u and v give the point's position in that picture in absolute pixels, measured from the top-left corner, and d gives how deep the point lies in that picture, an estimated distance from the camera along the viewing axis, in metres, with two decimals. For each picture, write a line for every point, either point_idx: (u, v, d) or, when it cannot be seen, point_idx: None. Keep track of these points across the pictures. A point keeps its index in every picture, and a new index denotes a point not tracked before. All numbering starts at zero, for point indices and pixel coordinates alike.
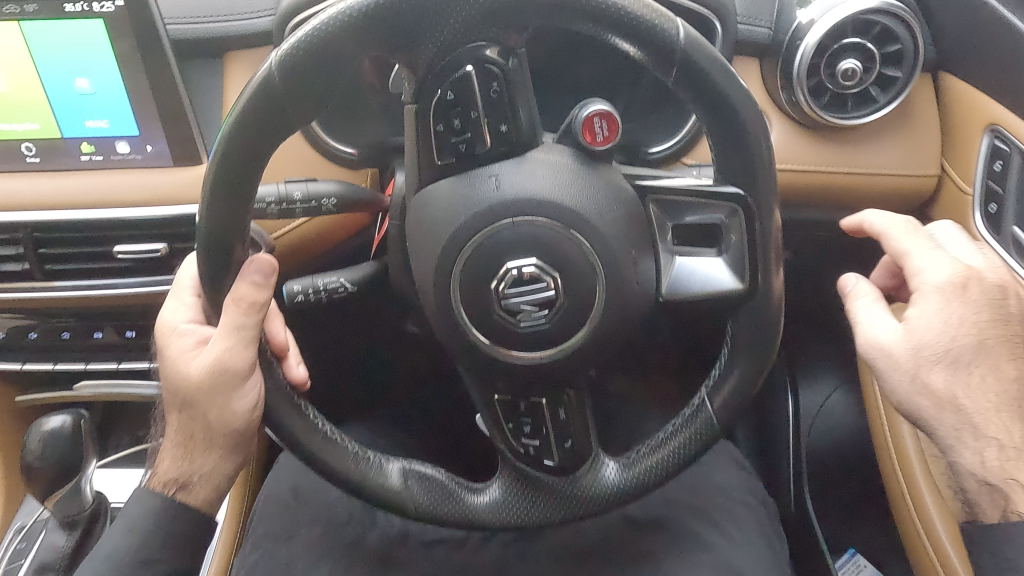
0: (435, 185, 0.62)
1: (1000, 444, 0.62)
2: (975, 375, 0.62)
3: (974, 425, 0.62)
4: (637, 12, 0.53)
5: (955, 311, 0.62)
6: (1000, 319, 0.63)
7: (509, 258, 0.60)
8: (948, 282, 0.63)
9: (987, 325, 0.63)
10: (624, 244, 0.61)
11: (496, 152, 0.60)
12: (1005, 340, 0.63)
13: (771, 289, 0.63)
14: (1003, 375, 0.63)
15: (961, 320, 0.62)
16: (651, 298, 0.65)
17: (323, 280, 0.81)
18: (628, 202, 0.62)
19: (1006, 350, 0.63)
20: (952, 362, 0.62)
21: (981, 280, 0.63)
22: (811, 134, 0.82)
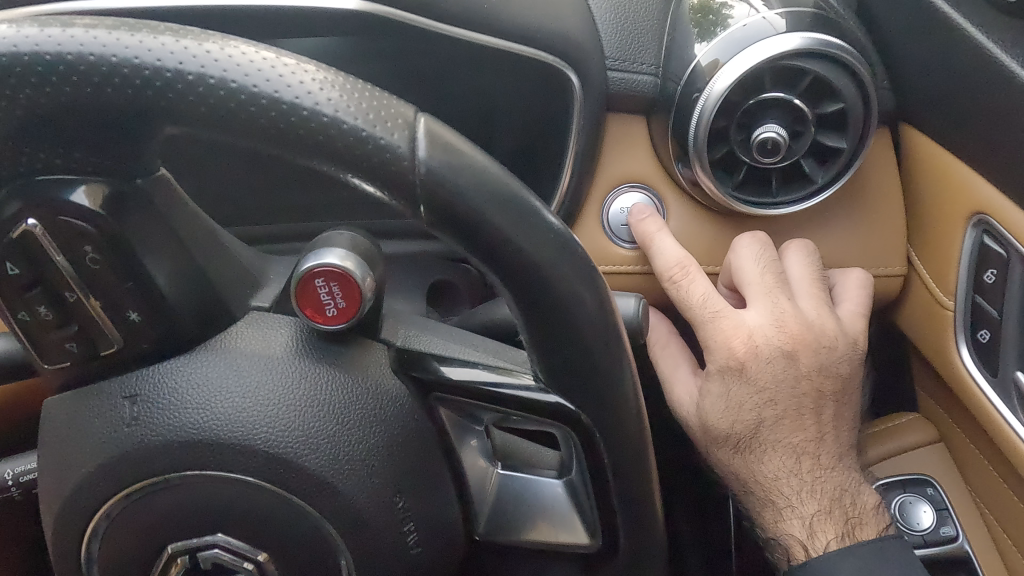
0: (48, 402, 0.35)
1: (771, 504, 0.53)
2: (758, 455, 0.53)
3: (748, 492, 0.54)
4: (326, 115, 0.27)
5: (735, 394, 0.52)
6: (789, 381, 0.52)
7: (174, 535, 0.35)
8: (728, 362, 0.51)
9: (769, 395, 0.52)
10: (377, 492, 0.35)
11: (135, 351, 0.33)
12: (790, 407, 0.53)
13: (647, 542, 0.38)
14: (786, 445, 0.53)
15: (741, 402, 0.52)
16: (467, 539, 0.40)
17: (15, 468, 0.53)
18: (385, 411, 0.36)
19: (791, 422, 0.53)
20: (730, 447, 0.53)
21: (766, 348, 0.52)
22: (734, 225, 0.56)
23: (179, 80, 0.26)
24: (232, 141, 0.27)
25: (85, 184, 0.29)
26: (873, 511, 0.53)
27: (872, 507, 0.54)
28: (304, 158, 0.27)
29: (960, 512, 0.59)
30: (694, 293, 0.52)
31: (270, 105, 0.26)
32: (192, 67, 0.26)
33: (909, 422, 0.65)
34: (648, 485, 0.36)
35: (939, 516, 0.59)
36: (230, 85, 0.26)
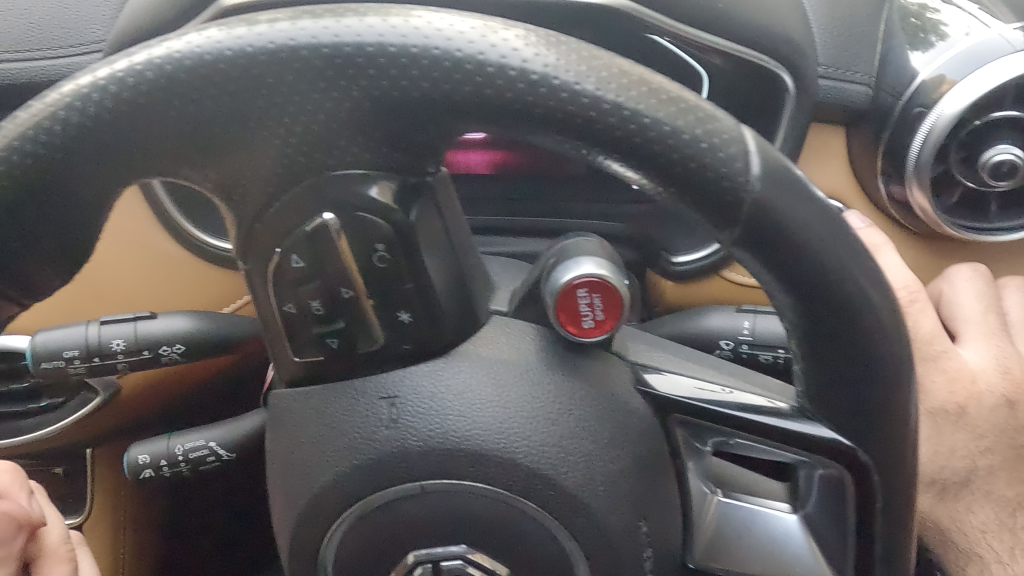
0: (293, 394, 0.34)
1: (976, 557, 0.49)
2: (966, 503, 0.49)
3: (948, 541, 0.50)
4: (667, 126, 0.26)
5: (943, 435, 0.48)
6: (1008, 432, 0.48)
7: (417, 541, 0.34)
8: (945, 404, 0.48)
9: (986, 443, 0.48)
10: (625, 517, 0.33)
11: (394, 351, 0.32)
12: (1007, 458, 0.49)
13: None
14: (997, 497, 0.49)
15: (950, 446, 0.48)
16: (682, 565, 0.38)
17: (185, 446, 0.55)
18: (635, 431, 0.34)
19: (1006, 474, 0.49)
20: (933, 490, 0.49)
21: (989, 395, 0.48)
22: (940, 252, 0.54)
23: (519, 79, 0.25)
24: (558, 147, 0.27)
25: (377, 183, 0.28)
26: None
27: None
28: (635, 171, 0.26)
29: None
30: (921, 326, 0.48)
31: (603, 109, 0.26)
32: (533, 66, 0.25)
33: None
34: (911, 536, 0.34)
35: None
36: (567, 88, 0.25)
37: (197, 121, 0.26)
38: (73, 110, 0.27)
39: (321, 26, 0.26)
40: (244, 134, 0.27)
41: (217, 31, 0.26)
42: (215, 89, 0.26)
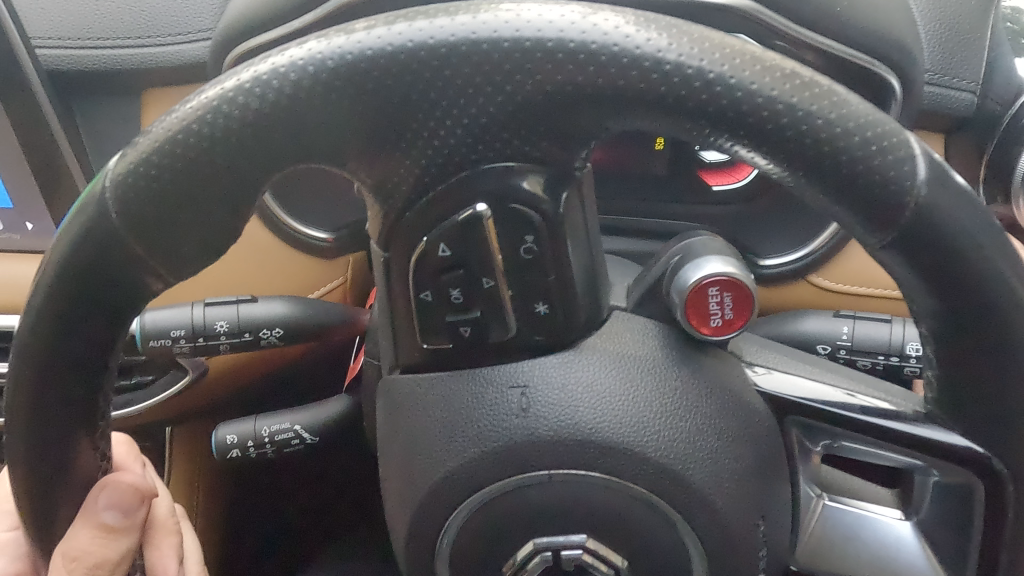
0: (420, 378, 0.35)
1: None
2: None
3: None
4: (838, 128, 0.26)
5: None
6: None
7: (537, 529, 0.34)
8: None
9: None
10: (746, 515, 0.34)
11: (525, 342, 0.33)
12: None
13: None
14: None
15: None
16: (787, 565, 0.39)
17: (270, 427, 0.56)
18: (756, 431, 0.34)
19: None
20: None
21: None
22: None
23: (696, 77, 0.25)
24: (727, 147, 0.27)
25: (528, 175, 0.29)
26: None
27: None
28: (805, 176, 0.26)
29: None
30: None
31: (775, 109, 0.25)
32: (707, 65, 0.25)
33: None
34: None
35: None
36: (739, 87, 0.25)
37: (365, 105, 0.27)
38: (219, 108, 0.27)
39: (497, 19, 0.26)
40: (411, 121, 0.27)
41: (326, 40, 0.27)
42: (386, 79, 0.26)
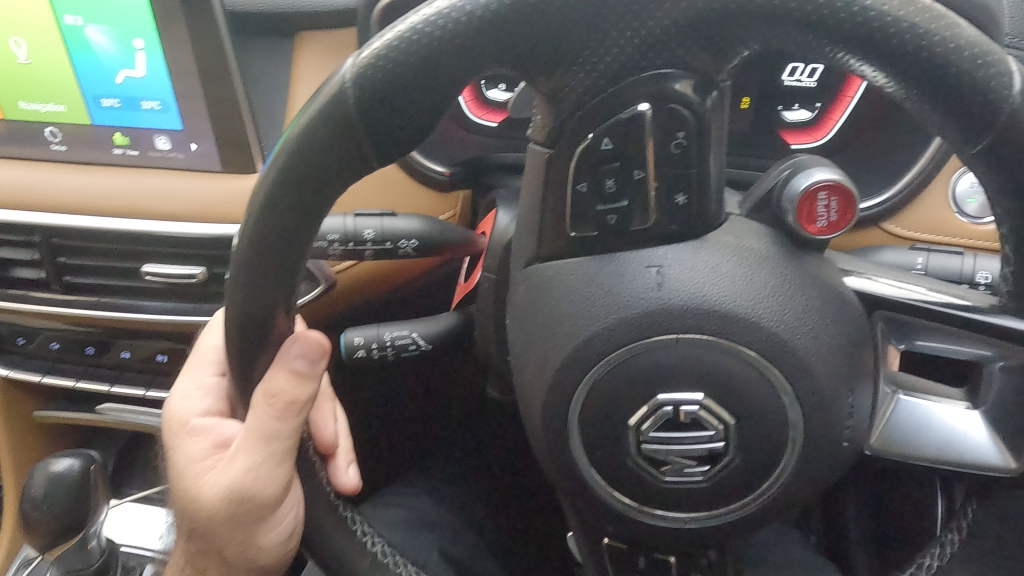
0: (563, 263, 0.42)
1: None
2: None
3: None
4: (952, 43, 0.32)
5: None
6: None
7: (660, 389, 0.41)
8: None
9: None
10: (838, 382, 0.40)
11: (662, 228, 0.39)
12: None
13: None
14: None
15: None
16: (861, 451, 0.45)
17: (392, 333, 0.64)
18: (850, 317, 0.41)
19: None
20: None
21: None
22: None
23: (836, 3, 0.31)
24: (858, 60, 0.33)
25: (682, 80, 0.35)
26: None
27: None
28: (926, 88, 0.32)
29: None
30: None
31: (902, 27, 0.31)
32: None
33: None
34: None
35: None
36: (873, 8, 0.31)
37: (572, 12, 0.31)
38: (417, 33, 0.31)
39: None
40: (600, 27, 0.32)
41: None
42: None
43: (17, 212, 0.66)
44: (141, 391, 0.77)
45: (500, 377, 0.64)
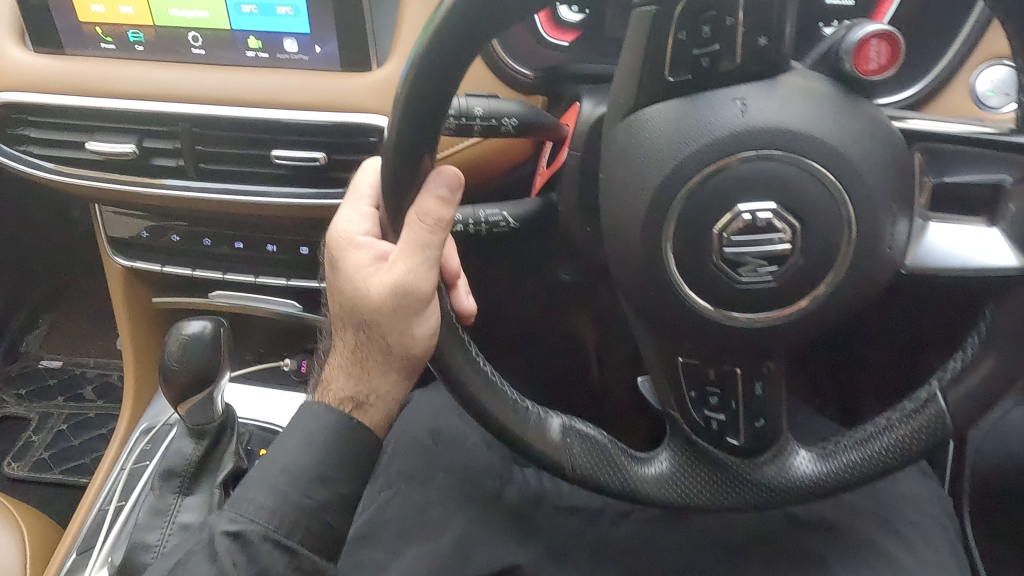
0: (660, 105, 0.52)
1: None
2: None
3: None
4: None
5: None
6: None
7: (741, 201, 0.51)
8: None
9: None
10: (882, 196, 0.51)
11: (745, 71, 0.50)
12: None
13: None
14: None
15: None
16: (897, 266, 0.54)
17: (483, 211, 0.74)
18: (893, 145, 0.51)
19: None
20: None
21: None
22: None
23: None
24: None
25: None
26: None
27: None
28: None
29: None
30: None
31: None
32: None
33: None
34: None
35: None
36: None
37: None
38: None
39: None
40: None
41: None
42: None
43: (155, 103, 0.75)
44: (251, 278, 0.88)
45: (580, 250, 0.75)
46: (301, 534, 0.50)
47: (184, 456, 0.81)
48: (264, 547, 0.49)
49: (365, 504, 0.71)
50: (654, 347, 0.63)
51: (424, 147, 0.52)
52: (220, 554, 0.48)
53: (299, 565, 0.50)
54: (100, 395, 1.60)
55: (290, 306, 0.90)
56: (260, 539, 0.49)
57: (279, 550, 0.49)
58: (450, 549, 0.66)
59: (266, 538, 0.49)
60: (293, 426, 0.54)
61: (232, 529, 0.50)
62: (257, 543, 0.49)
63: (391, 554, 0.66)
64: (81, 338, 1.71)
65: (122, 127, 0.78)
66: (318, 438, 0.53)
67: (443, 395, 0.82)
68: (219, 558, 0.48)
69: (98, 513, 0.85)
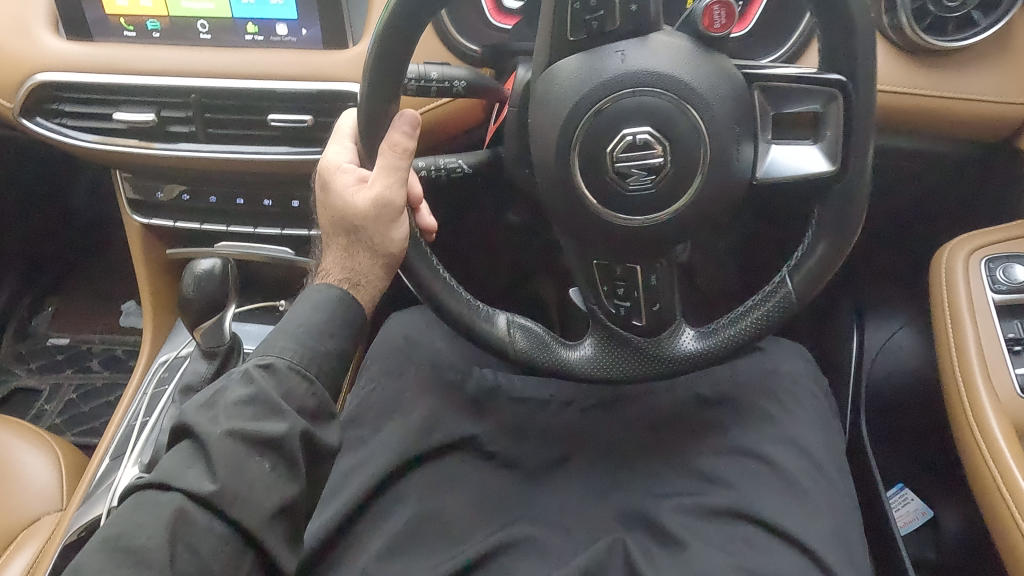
0: (566, 58, 0.70)
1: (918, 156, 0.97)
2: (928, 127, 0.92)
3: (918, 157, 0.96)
4: None
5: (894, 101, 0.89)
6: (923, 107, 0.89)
7: (625, 127, 0.68)
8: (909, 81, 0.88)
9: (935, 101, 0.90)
10: (729, 121, 0.69)
11: (623, 31, 0.68)
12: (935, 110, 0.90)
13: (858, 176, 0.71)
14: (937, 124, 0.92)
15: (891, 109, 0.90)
16: (747, 178, 0.72)
17: (441, 160, 0.90)
18: (740, 85, 0.69)
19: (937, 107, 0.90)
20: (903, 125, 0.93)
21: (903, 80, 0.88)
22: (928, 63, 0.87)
23: None
24: None
25: None
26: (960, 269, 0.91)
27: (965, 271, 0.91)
28: None
29: None
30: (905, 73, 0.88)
31: None
32: None
33: (1017, 225, 0.93)
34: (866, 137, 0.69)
35: None
36: None
37: None
38: None
39: None
40: None
41: None
42: None
43: (171, 78, 0.92)
44: (250, 229, 1.06)
45: (523, 190, 0.92)
46: (315, 370, 0.64)
47: (200, 374, 0.95)
48: (289, 374, 0.62)
49: (354, 399, 0.89)
50: (576, 253, 0.80)
51: (389, 96, 0.70)
52: (255, 377, 0.60)
53: (316, 392, 0.62)
54: (108, 366, 1.73)
55: (284, 252, 1.08)
56: (285, 368, 0.62)
57: (301, 379, 0.62)
58: (418, 425, 0.84)
59: (290, 368, 0.62)
60: (304, 300, 0.68)
61: (262, 362, 0.62)
62: (284, 370, 0.62)
63: (373, 431, 0.84)
64: (87, 316, 1.84)
65: (143, 100, 0.94)
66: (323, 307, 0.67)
67: (416, 316, 0.99)
68: (255, 379, 0.60)
69: (127, 428, 1.01)
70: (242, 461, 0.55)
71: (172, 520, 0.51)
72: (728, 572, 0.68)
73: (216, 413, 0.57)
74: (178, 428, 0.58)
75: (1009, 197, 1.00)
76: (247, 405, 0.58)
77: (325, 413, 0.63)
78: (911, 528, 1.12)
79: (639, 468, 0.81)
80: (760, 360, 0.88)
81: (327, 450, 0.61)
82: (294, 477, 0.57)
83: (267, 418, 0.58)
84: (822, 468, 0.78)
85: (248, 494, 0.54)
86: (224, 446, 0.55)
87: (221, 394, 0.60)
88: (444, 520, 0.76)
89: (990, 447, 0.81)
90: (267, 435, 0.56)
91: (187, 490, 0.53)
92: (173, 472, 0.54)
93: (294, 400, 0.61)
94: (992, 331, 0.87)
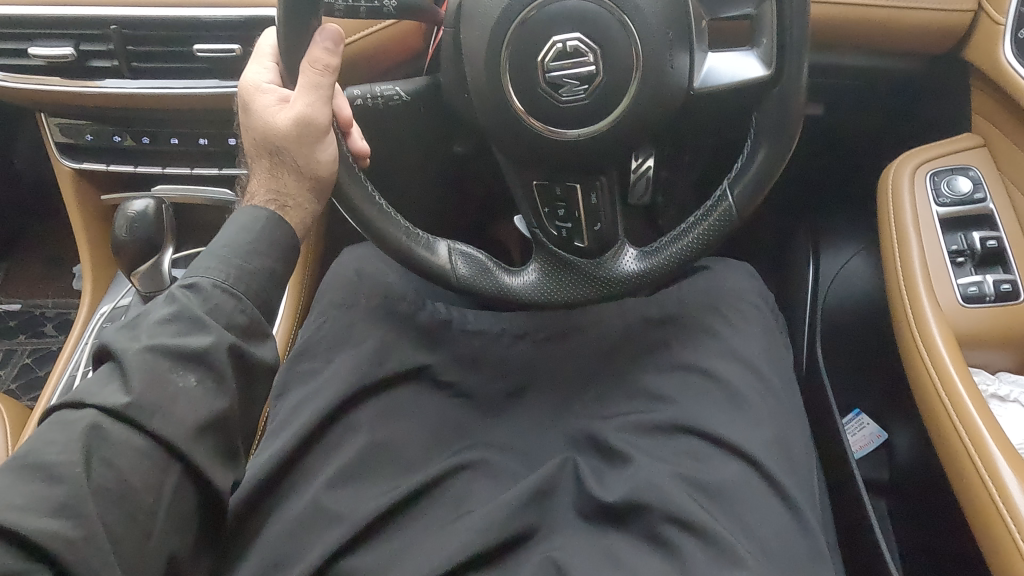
0: None
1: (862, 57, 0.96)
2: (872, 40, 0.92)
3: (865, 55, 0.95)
4: None
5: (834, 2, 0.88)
6: (865, 17, 0.88)
7: (555, 34, 0.66)
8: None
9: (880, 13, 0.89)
10: (661, 27, 0.66)
11: None
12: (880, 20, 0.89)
13: (795, 83, 0.70)
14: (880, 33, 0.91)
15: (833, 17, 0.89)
16: (684, 89, 0.70)
17: (379, 87, 0.86)
18: None
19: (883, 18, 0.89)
20: (845, 38, 0.92)
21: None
22: None
23: None
24: None
25: None
26: (906, 184, 0.91)
27: (907, 179, 0.91)
28: None
29: (989, 185, 0.88)
30: None
31: None
32: None
33: (962, 138, 0.93)
34: (801, 39, 0.67)
35: (973, 185, 0.88)
36: None
37: None
38: None
39: None
40: None
41: None
42: None
43: (85, 9, 0.86)
44: (187, 169, 1.03)
45: (465, 117, 0.89)
46: (244, 288, 0.61)
47: None
48: (215, 292, 0.60)
49: (303, 334, 0.86)
50: (518, 172, 0.79)
51: (308, 11, 0.65)
52: (178, 296, 0.58)
53: (245, 308, 0.60)
54: (62, 330, 1.69)
55: (225, 193, 1.05)
56: (211, 287, 0.60)
57: (228, 295, 0.60)
58: (370, 355, 0.81)
59: (216, 286, 0.60)
60: (232, 222, 0.66)
61: (186, 283, 0.60)
62: (208, 288, 0.59)
63: (322, 363, 0.82)
64: (38, 282, 1.79)
65: (58, 33, 0.89)
66: (251, 227, 0.65)
67: (365, 251, 0.96)
68: (178, 298, 0.58)
69: (70, 378, 0.98)
70: (164, 376, 0.53)
71: (86, 433, 0.49)
72: (673, 482, 0.68)
73: (136, 330, 0.55)
74: (99, 350, 0.56)
75: (957, 110, 0.99)
76: (169, 322, 0.56)
77: (257, 330, 0.61)
78: (865, 452, 1.08)
79: (591, 390, 0.81)
80: (707, 280, 0.88)
81: (262, 367, 0.60)
82: (221, 392, 0.55)
83: (192, 334, 0.56)
84: (769, 382, 0.78)
85: (170, 407, 0.52)
86: (143, 361, 0.53)
87: (145, 315, 0.58)
88: (393, 446, 0.75)
89: (931, 355, 0.80)
90: (190, 350, 0.54)
91: (103, 406, 0.51)
92: (90, 390, 0.52)
93: (221, 317, 0.58)
94: (935, 243, 0.86)
